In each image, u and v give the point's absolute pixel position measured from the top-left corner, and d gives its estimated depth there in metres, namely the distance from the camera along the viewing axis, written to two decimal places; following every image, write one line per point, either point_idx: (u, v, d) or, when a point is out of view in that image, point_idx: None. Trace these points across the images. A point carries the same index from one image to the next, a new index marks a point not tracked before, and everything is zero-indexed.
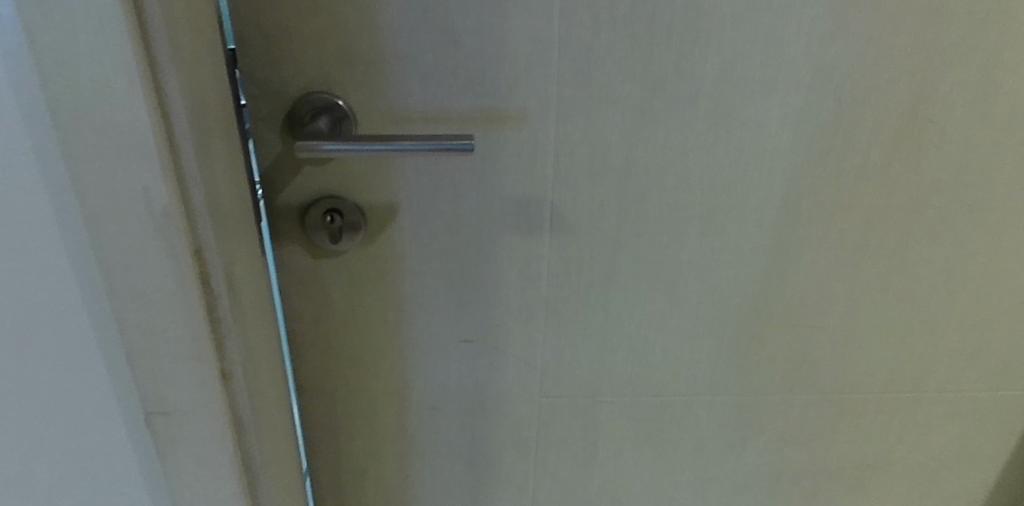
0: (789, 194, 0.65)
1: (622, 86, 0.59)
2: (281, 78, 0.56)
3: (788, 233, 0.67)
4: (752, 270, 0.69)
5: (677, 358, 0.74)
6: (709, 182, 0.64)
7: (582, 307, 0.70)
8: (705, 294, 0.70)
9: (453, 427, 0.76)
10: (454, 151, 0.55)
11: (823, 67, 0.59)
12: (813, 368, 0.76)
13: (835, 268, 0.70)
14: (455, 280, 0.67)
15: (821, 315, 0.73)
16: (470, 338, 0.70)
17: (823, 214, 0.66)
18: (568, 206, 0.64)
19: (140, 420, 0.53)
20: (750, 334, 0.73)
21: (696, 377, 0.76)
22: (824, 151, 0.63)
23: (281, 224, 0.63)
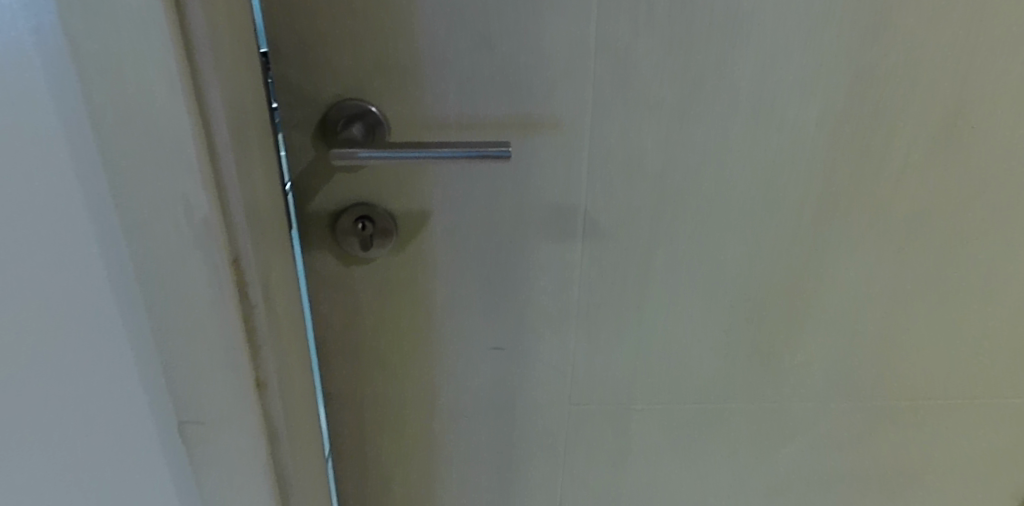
0: (827, 199, 0.64)
1: (660, 90, 0.58)
2: (315, 85, 0.56)
3: (825, 239, 0.66)
4: (788, 275, 0.68)
5: (709, 364, 0.73)
6: (746, 187, 0.63)
7: (614, 313, 0.69)
8: (738, 300, 0.69)
9: (481, 434, 0.76)
10: (491, 157, 0.54)
11: (863, 69, 0.58)
12: (848, 374, 0.75)
13: (872, 274, 0.68)
14: (486, 286, 0.66)
15: (856, 321, 0.71)
16: (501, 345, 0.70)
17: (860, 219, 0.65)
18: (602, 212, 0.63)
19: (173, 431, 0.53)
20: (783, 340, 0.72)
21: (728, 383, 0.75)
22: (863, 155, 0.62)
23: (312, 231, 0.62)
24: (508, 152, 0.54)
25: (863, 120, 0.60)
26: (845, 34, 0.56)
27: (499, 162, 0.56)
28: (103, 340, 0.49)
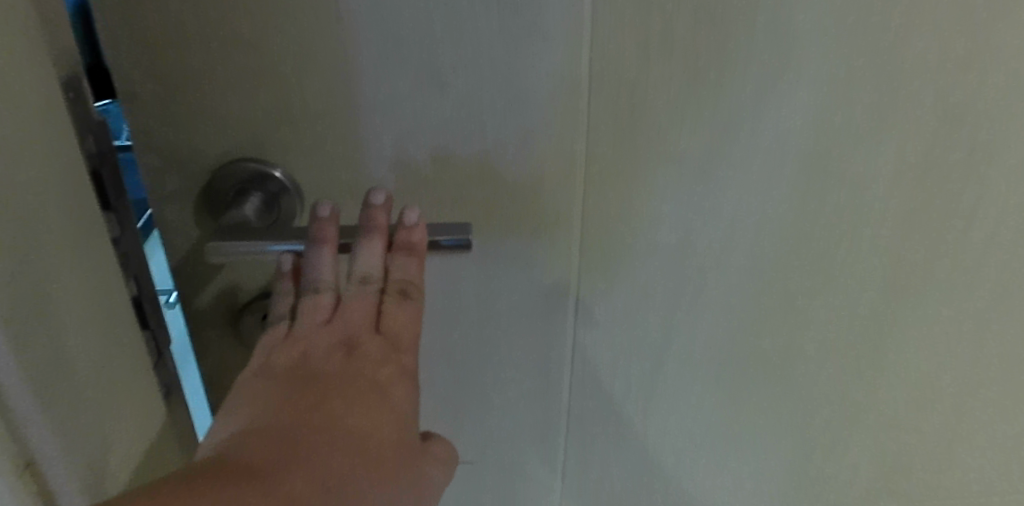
0: (899, 277, 0.48)
1: (680, 141, 0.41)
2: (187, 142, 0.39)
3: (893, 322, 0.50)
4: (839, 365, 0.53)
5: (733, 466, 0.59)
6: (793, 264, 0.47)
7: (617, 414, 0.54)
8: (774, 396, 0.54)
9: None
10: (441, 249, 0.37)
11: (968, 116, 0.41)
12: (901, 468, 0.61)
13: (943, 362, 0.53)
14: (448, 388, 0.51)
15: (919, 413, 0.57)
16: (471, 460, 0.56)
17: (935, 299, 0.50)
18: (598, 298, 0.47)
19: None
20: (826, 437, 0.58)
21: (755, 478, 0.61)
22: (947, 224, 0.46)
23: (206, 328, 0.46)
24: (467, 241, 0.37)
25: (963, 181, 0.44)
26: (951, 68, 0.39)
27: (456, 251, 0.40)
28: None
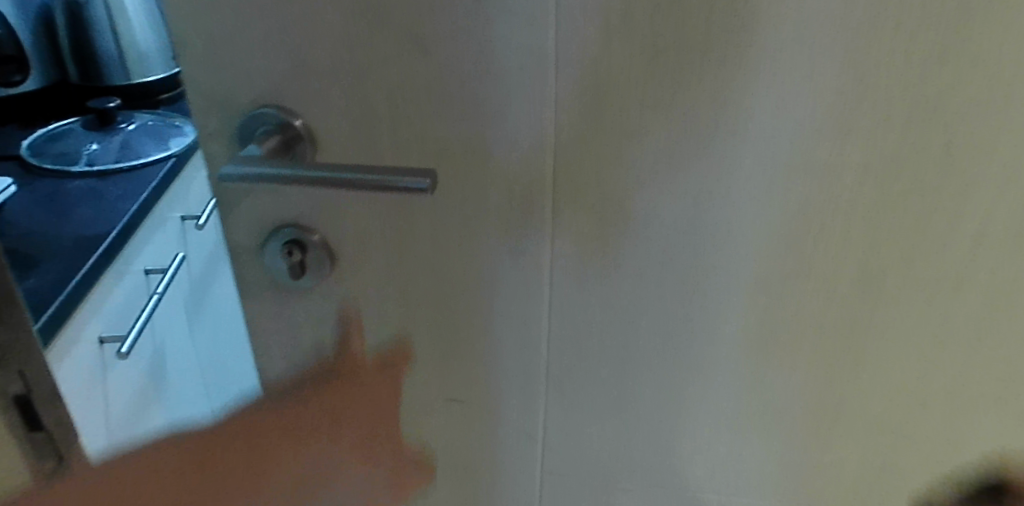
0: (868, 270, 0.49)
1: (642, 116, 0.46)
2: (225, 88, 0.47)
3: (868, 319, 0.51)
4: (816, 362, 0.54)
5: (715, 453, 0.60)
6: (758, 246, 0.50)
7: (596, 376, 0.58)
8: (752, 378, 0.56)
9: (446, 486, 0.67)
10: (408, 188, 0.46)
11: (921, 101, 0.43)
12: (897, 484, 0.59)
13: (935, 364, 0.52)
14: (440, 327, 0.57)
15: (911, 422, 0.55)
16: (459, 399, 0.61)
17: (916, 294, 0.50)
18: (573, 256, 0.52)
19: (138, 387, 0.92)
20: (810, 432, 0.58)
21: (739, 469, 0.61)
22: (919, 213, 0.47)
23: (238, 252, 0.55)
24: (430, 182, 0.46)
25: (930, 172, 0.45)
26: (896, 56, 0.42)
27: (422, 194, 0.47)
28: (107, 387, 0.84)
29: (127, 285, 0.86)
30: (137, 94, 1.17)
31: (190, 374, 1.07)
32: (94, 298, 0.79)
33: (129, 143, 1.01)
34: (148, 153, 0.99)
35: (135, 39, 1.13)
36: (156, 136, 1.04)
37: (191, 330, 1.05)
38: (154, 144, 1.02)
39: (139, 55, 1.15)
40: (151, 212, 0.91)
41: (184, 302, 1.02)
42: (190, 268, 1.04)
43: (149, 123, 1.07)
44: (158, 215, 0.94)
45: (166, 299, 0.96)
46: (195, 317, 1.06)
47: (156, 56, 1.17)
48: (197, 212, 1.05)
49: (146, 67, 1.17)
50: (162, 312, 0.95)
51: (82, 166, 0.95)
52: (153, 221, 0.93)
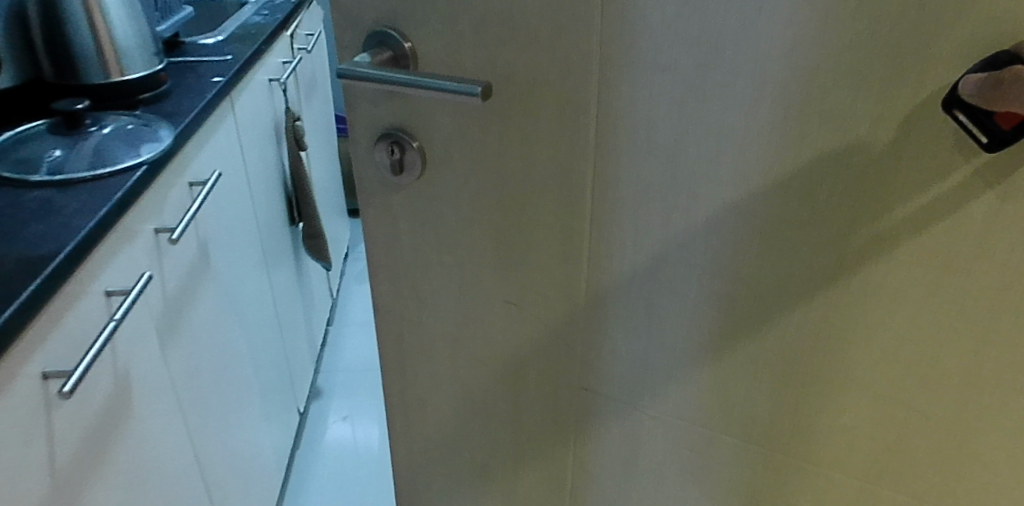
0: (870, 232, 0.52)
1: (672, 55, 0.52)
2: (356, 11, 0.61)
3: (864, 279, 0.54)
4: (820, 313, 0.57)
5: (728, 388, 0.65)
6: (769, 188, 0.54)
7: (626, 299, 0.65)
8: (765, 324, 0.60)
9: (501, 384, 0.78)
10: (463, 93, 0.56)
11: (930, 59, 0.45)
12: (906, 459, 0.60)
13: (941, 339, 0.53)
14: (501, 233, 0.67)
15: (916, 396, 0.57)
16: (515, 302, 0.71)
17: (923, 263, 0.51)
18: (611, 180, 0.59)
19: (96, 421, 0.82)
20: (817, 388, 0.61)
21: (751, 411, 0.65)
22: (927, 177, 0.48)
23: (356, 147, 0.69)
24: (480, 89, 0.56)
25: (938, 135, 0.47)
26: (902, 17, 0.44)
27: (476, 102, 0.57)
28: (53, 427, 0.75)
29: (83, 310, 0.80)
30: (116, 93, 1.08)
31: (167, 405, 0.99)
32: (32, 334, 0.71)
33: (101, 147, 0.94)
34: (121, 160, 0.93)
35: (118, 35, 1.05)
36: (130, 140, 0.97)
37: (165, 355, 0.99)
38: (126, 150, 0.95)
39: (121, 50, 1.06)
40: (117, 223, 0.86)
41: (151, 321, 0.95)
42: (166, 288, 0.99)
43: (125, 126, 0.99)
44: (128, 227, 0.89)
45: (131, 319, 0.90)
46: (165, 343, 0.99)
47: (137, 52, 1.08)
48: (172, 226, 1.01)
49: (127, 64, 1.07)
50: (122, 334, 0.88)
51: (42, 175, 0.88)
52: (123, 231, 0.88)
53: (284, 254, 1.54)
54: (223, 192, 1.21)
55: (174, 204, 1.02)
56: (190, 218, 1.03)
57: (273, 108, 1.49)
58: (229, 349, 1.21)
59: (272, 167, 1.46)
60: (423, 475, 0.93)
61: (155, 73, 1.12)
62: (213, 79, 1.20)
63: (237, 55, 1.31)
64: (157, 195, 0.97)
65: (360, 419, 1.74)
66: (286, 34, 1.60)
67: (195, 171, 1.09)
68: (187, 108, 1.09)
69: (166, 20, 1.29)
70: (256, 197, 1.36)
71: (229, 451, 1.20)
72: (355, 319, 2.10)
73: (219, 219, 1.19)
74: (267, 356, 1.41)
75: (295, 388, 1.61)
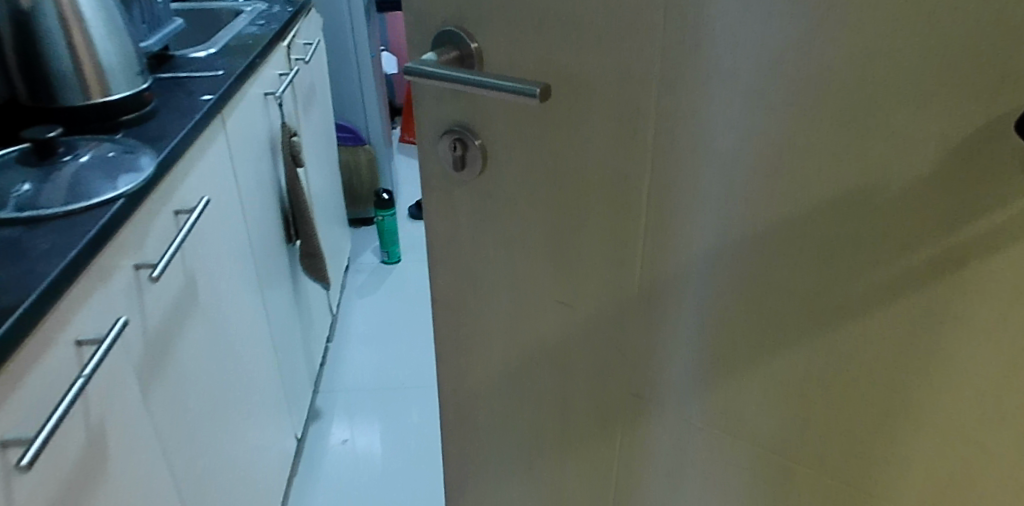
0: (936, 250, 0.49)
1: (729, 65, 0.52)
2: (425, 11, 0.64)
3: (926, 303, 0.52)
4: (877, 333, 0.55)
5: (776, 405, 0.64)
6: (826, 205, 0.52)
7: (678, 304, 0.64)
8: (814, 343, 0.59)
9: (550, 381, 0.79)
10: (520, 96, 0.58)
11: (1001, 77, 0.43)
12: (963, 489, 0.58)
13: (1004, 369, 0.51)
14: (554, 233, 0.68)
15: (976, 427, 0.54)
16: (566, 302, 0.72)
17: (985, 289, 0.49)
18: (665, 188, 0.59)
19: (71, 483, 0.73)
20: (868, 414, 0.59)
21: (798, 432, 0.64)
22: (993, 201, 0.46)
23: (421, 143, 0.71)
24: (535, 92, 0.58)
25: (1010, 155, 0.44)
26: (973, 32, 0.42)
27: (533, 103, 0.59)
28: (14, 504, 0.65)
29: (52, 363, 0.71)
30: (99, 115, 1.02)
31: (154, 461, 0.91)
32: None
33: (79, 178, 0.86)
34: (97, 193, 0.84)
35: (100, 52, 0.98)
36: (109, 169, 0.89)
37: (148, 403, 0.90)
38: (104, 180, 0.87)
39: (104, 70, 0.99)
40: (88, 266, 0.77)
41: (133, 369, 0.86)
42: (146, 330, 0.90)
43: (106, 154, 0.92)
44: (103, 265, 0.80)
45: (109, 366, 0.80)
46: (148, 387, 0.90)
47: (120, 72, 1.02)
48: (153, 262, 0.91)
49: (110, 83, 1.01)
50: (100, 380, 0.79)
51: (10, 212, 0.80)
52: (99, 272, 0.80)
53: (281, 274, 1.45)
54: (212, 216, 1.11)
55: (157, 236, 0.93)
56: (174, 250, 0.95)
57: (269, 125, 1.42)
58: (218, 387, 1.12)
59: (269, 186, 1.40)
60: (472, 465, 0.95)
61: (139, 93, 1.05)
62: (203, 97, 1.13)
63: (228, 69, 1.26)
64: (138, 228, 0.89)
65: (358, 433, 1.67)
66: (285, 46, 1.56)
67: (181, 198, 1.00)
68: (172, 129, 1.02)
69: (158, 33, 1.27)
70: (251, 217, 1.29)
71: (219, 497, 1.11)
72: (354, 331, 2.01)
73: (210, 246, 1.11)
74: (263, 389, 1.32)
75: (294, 417, 1.52)
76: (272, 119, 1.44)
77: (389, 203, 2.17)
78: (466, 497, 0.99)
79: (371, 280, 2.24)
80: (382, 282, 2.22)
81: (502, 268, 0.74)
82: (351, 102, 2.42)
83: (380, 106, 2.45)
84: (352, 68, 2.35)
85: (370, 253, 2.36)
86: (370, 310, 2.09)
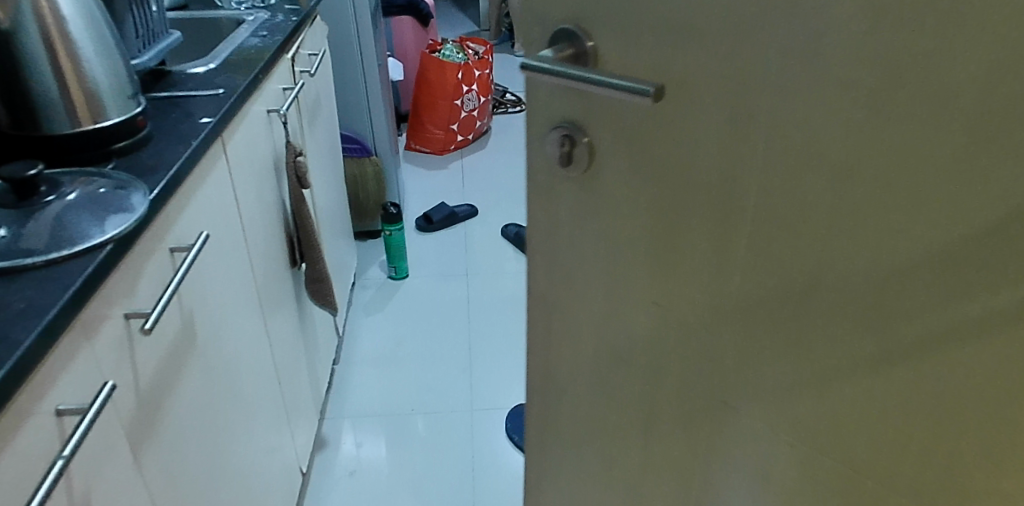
0: None
1: (853, 75, 0.51)
2: (546, 7, 0.65)
3: None
4: (986, 366, 0.52)
5: (874, 426, 0.62)
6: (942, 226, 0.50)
7: (772, 316, 0.64)
8: (919, 368, 0.57)
9: (636, 382, 0.79)
10: (632, 95, 0.60)
11: None
12: None
13: None
14: (654, 234, 0.69)
15: None
16: (661, 304, 0.72)
17: None
18: (773, 196, 0.59)
19: None
20: (970, 449, 0.56)
21: (895, 456, 0.62)
22: None
23: (531, 138, 0.73)
24: (648, 91, 0.59)
25: None
26: None
27: (646, 102, 0.60)
28: None
29: (35, 431, 0.65)
30: (84, 143, 0.91)
31: None
32: None
33: (64, 218, 0.79)
34: (84, 239, 0.76)
35: (98, 79, 0.90)
36: (97, 208, 0.81)
37: (140, 462, 0.83)
38: (92, 222, 0.79)
39: (99, 96, 0.90)
40: (74, 319, 0.71)
41: (123, 427, 0.80)
42: (141, 383, 0.83)
43: (97, 190, 0.84)
44: (90, 318, 0.74)
45: (97, 430, 0.74)
46: (140, 447, 0.83)
47: (110, 95, 0.91)
48: (146, 311, 0.85)
49: (102, 109, 0.91)
50: (89, 443, 0.73)
51: None
52: (86, 325, 0.73)
53: (284, 299, 1.39)
54: (212, 252, 1.05)
55: (152, 279, 0.87)
56: (170, 295, 0.87)
57: (272, 143, 1.35)
58: (220, 433, 1.06)
59: (270, 206, 1.33)
60: (551, 458, 0.96)
61: (132, 117, 0.95)
62: (202, 119, 1.06)
63: (229, 88, 1.18)
64: (128, 275, 0.82)
65: (368, 440, 1.71)
66: (286, 58, 1.48)
67: (177, 235, 0.94)
68: (168, 159, 0.94)
69: (153, 49, 1.18)
70: (251, 240, 1.22)
71: None
72: (364, 353, 1.99)
73: (210, 282, 1.04)
74: (262, 428, 1.25)
75: (297, 453, 1.47)
76: (274, 137, 1.37)
77: (395, 216, 2.15)
78: (543, 486, 1.01)
79: (378, 296, 2.21)
80: (388, 299, 2.20)
81: (597, 266, 0.75)
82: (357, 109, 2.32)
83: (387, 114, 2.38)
84: (357, 73, 2.23)
85: (376, 268, 2.33)
86: (379, 327, 2.08)
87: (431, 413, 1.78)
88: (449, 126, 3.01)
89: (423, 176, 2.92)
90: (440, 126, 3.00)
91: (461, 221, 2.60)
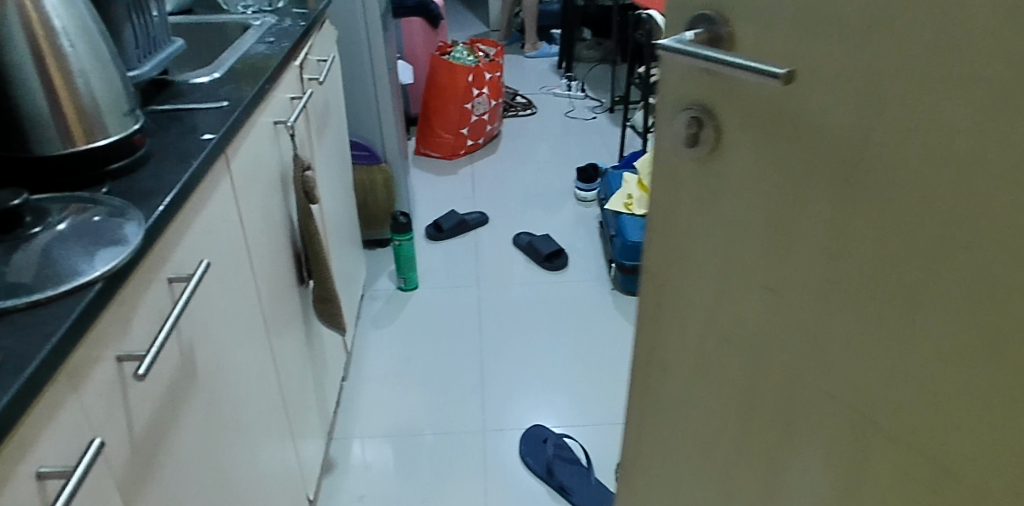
0: None
1: (987, 69, 0.51)
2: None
3: None
4: None
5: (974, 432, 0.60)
6: None
7: (878, 305, 0.65)
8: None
9: (740, 363, 0.82)
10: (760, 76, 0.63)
11: None
12: None
13: None
14: (771, 217, 0.71)
15: None
16: (772, 288, 0.74)
17: None
18: (895, 186, 0.60)
19: None
20: None
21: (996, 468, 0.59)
22: None
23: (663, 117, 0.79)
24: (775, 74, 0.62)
25: None
26: None
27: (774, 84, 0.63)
28: None
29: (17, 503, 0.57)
30: (77, 166, 0.83)
31: None
32: None
33: (52, 254, 0.70)
34: (71, 278, 0.67)
35: (95, 91, 0.82)
36: (88, 241, 0.72)
37: None
38: (80, 258, 0.70)
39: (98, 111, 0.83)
40: (65, 364, 0.63)
41: (117, 477, 0.73)
42: (135, 433, 0.76)
43: (89, 218, 0.76)
44: (80, 364, 0.66)
45: (91, 483, 0.67)
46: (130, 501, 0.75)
47: (108, 111, 0.84)
48: (141, 353, 0.77)
49: (98, 127, 0.83)
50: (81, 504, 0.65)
51: None
52: (73, 372, 0.65)
53: (290, 322, 1.38)
54: (210, 278, 0.97)
55: (147, 313, 0.79)
56: (168, 330, 0.80)
57: (280, 156, 1.33)
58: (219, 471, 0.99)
59: (276, 223, 1.30)
60: (657, 423, 1.02)
61: (131, 137, 0.88)
62: (204, 135, 1.00)
63: (234, 102, 1.12)
64: (120, 312, 0.74)
65: (376, 454, 1.73)
66: (293, 65, 1.47)
67: (176, 264, 0.86)
68: (167, 182, 0.86)
69: (153, 59, 1.13)
70: (253, 256, 1.15)
71: None
72: (371, 374, 1.99)
73: (213, 309, 0.98)
74: (264, 460, 1.18)
75: (304, 478, 1.45)
76: (281, 150, 1.34)
77: (404, 225, 2.16)
78: (645, 448, 1.08)
79: (387, 309, 2.24)
80: (397, 312, 2.23)
81: (712, 244, 0.79)
82: (367, 118, 2.38)
83: (396, 124, 2.44)
84: (365, 79, 2.30)
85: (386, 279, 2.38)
86: (387, 346, 2.09)
87: (440, 431, 1.79)
88: (458, 130, 3.08)
89: (433, 182, 2.99)
90: (449, 130, 3.08)
91: (470, 228, 2.65)
